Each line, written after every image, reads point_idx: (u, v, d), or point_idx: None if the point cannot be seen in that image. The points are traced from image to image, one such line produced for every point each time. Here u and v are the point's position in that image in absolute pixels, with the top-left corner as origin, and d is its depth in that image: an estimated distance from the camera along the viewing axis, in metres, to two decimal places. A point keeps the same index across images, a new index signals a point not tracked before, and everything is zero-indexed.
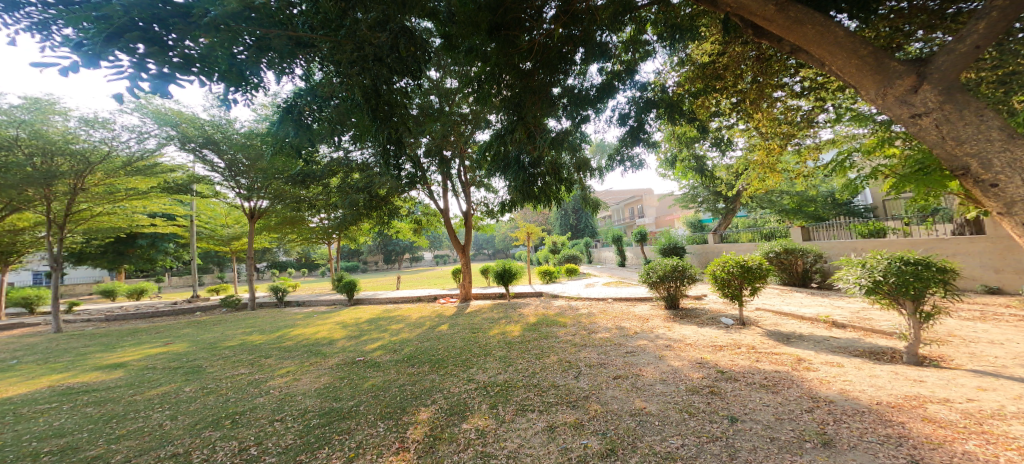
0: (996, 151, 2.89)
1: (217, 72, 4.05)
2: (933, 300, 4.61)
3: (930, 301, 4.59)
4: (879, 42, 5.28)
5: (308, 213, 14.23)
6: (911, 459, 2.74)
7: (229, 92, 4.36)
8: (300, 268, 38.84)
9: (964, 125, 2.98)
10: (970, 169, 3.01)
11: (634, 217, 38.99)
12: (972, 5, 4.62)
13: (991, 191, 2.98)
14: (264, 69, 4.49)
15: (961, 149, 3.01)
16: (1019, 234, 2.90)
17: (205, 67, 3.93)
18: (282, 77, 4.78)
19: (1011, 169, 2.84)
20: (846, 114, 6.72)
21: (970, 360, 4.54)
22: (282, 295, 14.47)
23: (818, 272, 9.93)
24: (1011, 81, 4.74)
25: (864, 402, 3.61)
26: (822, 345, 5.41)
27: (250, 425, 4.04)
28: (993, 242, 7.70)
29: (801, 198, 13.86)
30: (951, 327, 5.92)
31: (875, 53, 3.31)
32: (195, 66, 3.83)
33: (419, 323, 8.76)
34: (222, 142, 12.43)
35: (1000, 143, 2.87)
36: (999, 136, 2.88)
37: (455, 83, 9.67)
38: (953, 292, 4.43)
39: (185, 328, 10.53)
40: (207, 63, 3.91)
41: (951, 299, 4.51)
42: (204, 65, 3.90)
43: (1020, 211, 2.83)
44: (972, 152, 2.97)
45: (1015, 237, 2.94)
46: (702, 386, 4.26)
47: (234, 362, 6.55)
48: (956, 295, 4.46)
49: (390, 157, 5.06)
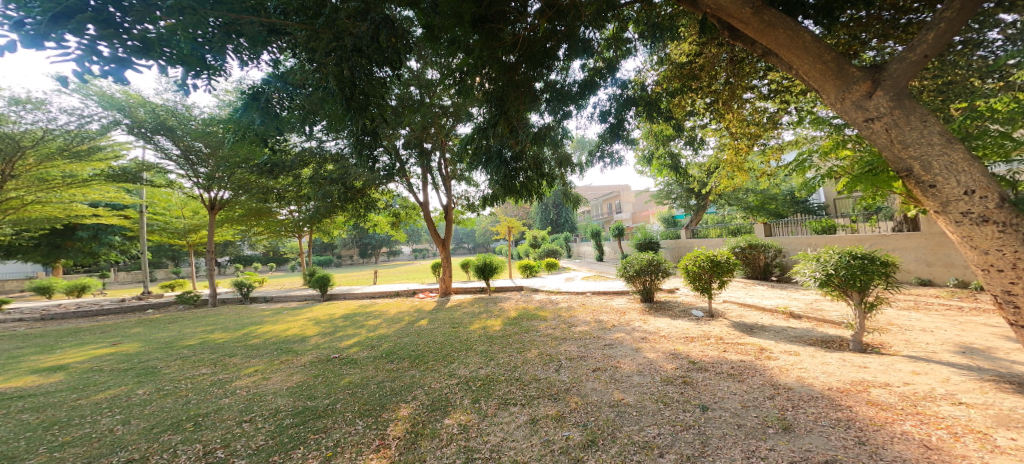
0: (936, 154, 3.22)
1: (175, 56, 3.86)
2: (877, 291, 5.00)
3: (874, 293, 4.99)
4: (838, 48, 5.69)
5: (275, 205, 13.54)
6: (858, 440, 2.99)
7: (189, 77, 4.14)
8: (266, 262, 37.01)
9: (910, 130, 3.29)
10: (912, 171, 3.35)
11: (612, 212, 39.81)
12: (921, 17, 5.02)
13: (929, 192, 3.34)
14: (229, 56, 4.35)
15: (906, 152, 3.33)
16: (952, 231, 3.35)
17: (165, 52, 3.74)
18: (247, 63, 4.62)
19: (948, 171, 3.18)
20: (807, 117, 7.16)
21: (907, 347, 4.96)
22: (248, 291, 13.75)
23: (778, 266, 10.58)
24: (949, 91, 5.27)
25: (817, 388, 3.89)
26: (781, 335, 5.78)
27: (216, 427, 3.85)
28: (926, 238, 8.45)
29: (763, 196, 14.66)
30: (890, 316, 6.49)
31: (836, 59, 3.59)
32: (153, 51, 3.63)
33: (396, 318, 8.62)
34: (176, 128, 11.51)
35: (940, 147, 3.21)
36: (939, 141, 3.22)
37: (436, 75, 9.39)
38: (895, 284, 4.83)
39: (135, 328, 9.82)
40: (166, 47, 3.73)
41: (892, 290, 4.92)
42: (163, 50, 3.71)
43: (952, 210, 3.24)
44: (915, 155, 3.29)
45: (947, 232, 3.40)
46: (676, 377, 4.45)
47: (193, 362, 6.19)
48: (897, 286, 4.88)
49: (364, 147, 5.14)
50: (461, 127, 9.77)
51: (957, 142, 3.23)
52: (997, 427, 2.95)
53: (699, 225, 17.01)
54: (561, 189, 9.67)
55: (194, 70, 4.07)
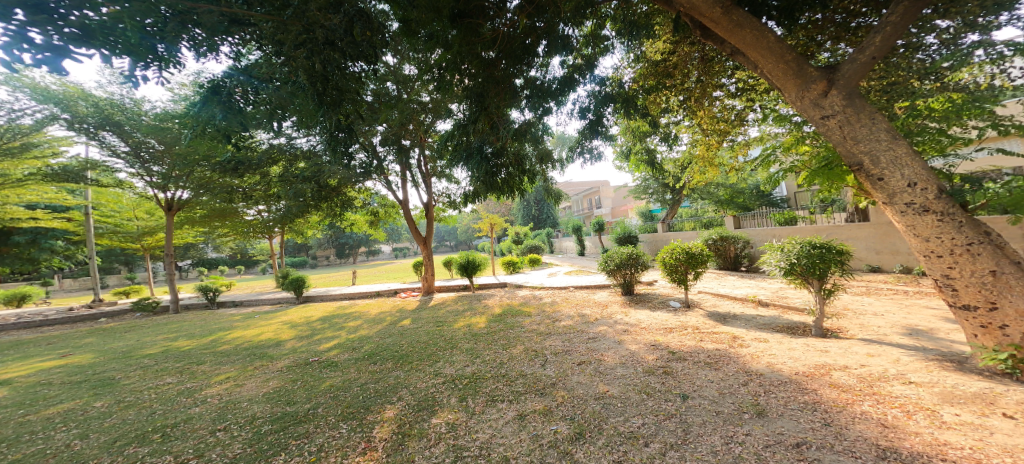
0: (883, 149, 3.65)
1: (120, 46, 3.64)
2: (833, 278, 5.34)
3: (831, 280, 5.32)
4: (797, 49, 5.95)
5: (240, 204, 12.91)
6: (824, 421, 3.18)
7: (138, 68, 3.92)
8: (233, 265, 35.33)
9: (860, 127, 3.72)
10: (863, 165, 3.77)
11: (593, 207, 40.57)
12: (869, 20, 5.37)
13: (877, 184, 3.76)
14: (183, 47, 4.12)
15: (857, 147, 3.76)
16: (897, 220, 3.79)
17: (108, 42, 3.53)
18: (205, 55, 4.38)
19: (892, 165, 3.62)
20: (770, 114, 7.45)
21: (861, 330, 5.34)
22: (214, 295, 13.08)
23: (747, 257, 11.08)
24: (892, 91, 5.72)
25: (785, 373, 4.12)
26: (751, 323, 6.07)
27: (187, 437, 3.66)
28: (875, 227, 9.08)
29: (732, 190, 15.29)
30: (846, 301, 6.97)
31: (796, 60, 3.97)
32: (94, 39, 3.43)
33: (378, 318, 8.45)
34: (125, 124, 10.72)
35: (886, 143, 3.64)
36: (885, 137, 3.65)
37: (414, 70, 9.19)
38: (849, 271, 5.18)
39: (87, 338, 9.14)
40: (110, 36, 3.51)
41: (846, 277, 5.27)
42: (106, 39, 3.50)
43: (897, 201, 3.67)
44: (865, 151, 3.72)
45: (893, 222, 3.83)
46: (657, 367, 4.59)
47: (156, 372, 5.84)
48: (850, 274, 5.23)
49: (339, 143, 4.99)
50: (440, 123, 9.65)
51: (901, 138, 3.68)
52: (943, 403, 3.20)
53: (675, 218, 17.67)
54: (542, 185, 9.72)
55: (143, 61, 3.84)
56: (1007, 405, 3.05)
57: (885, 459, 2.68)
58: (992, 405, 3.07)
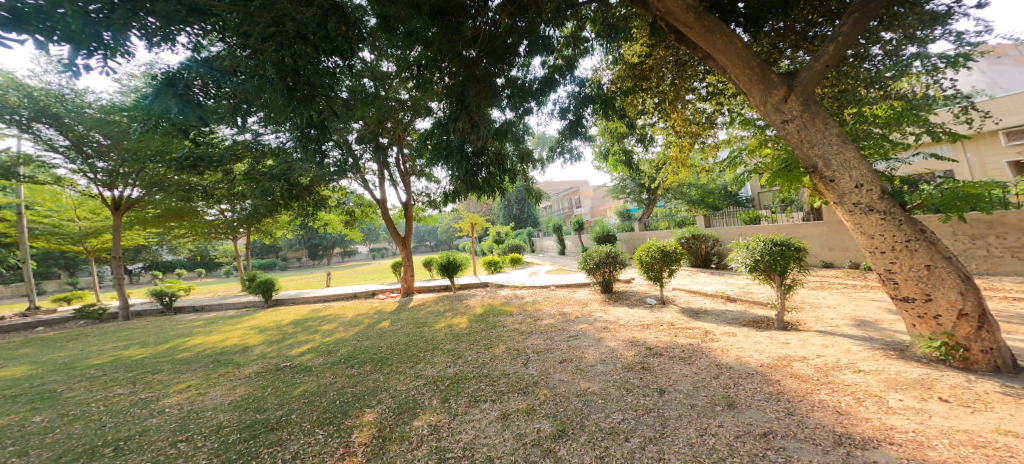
0: (834, 152, 3.91)
1: (58, 32, 3.41)
2: (792, 274, 5.64)
3: (790, 276, 5.61)
4: (762, 55, 6.23)
5: (199, 204, 12.17)
6: (787, 410, 3.34)
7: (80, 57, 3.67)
8: (192, 267, 33.31)
9: (815, 131, 3.97)
10: (817, 167, 4.02)
11: (572, 207, 41.10)
12: (824, 31, 5.69)
13: (829, 185, 4.01)
14: (136, 37, 3.89)
15: (812, 150, 4.01)
16: (846, 219, 4.02)
17: (44, 27, 3.34)
18: (161, 46, 4.13)
19: (841, 168, 3.88)
20: (737, 118, 7.80)
21: (817, 322, 5.68)
22: (171, 300, 12.25)
23: (716, 255, 11.54)
24: (842, 98, 6.12)
25: (752, 365, 4.31)
26: (721, 317, 6.32)
27: (143, 450, 3.41)
28: (828, 226, 9.68)
29: (703, 191, 15.91)
30: (804, 295, 7.40)
31: (761, 66, 4.17)
32: (27, 24, 3.26)
33: (354, 321, 8.18)
34: (65, 116, 9.85)
35: (837, 146, 3.89)
36: (836, 141, 3.91)
37: (392, 66, 8.95)
38: (805, 267, 5.49)
39: (25, 349, 8.35)
40: (46, 21, 3.33)
41: (803, 273, 5.58)
42: (41, 24, 3.31)
43: (846, 201, 3.92)
44: (818, 154, 3.98)
45: (843, 221, 4.06)
46: (635, 363, 4.69)
47: (105, 383, 5.40)
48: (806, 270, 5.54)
49: (311, 141, 4.81)
50: (419, 122, 9.45)
51: (850, 143, 3.95)
52: (888, 390, 3.43)
53: (650, 218, 18.19)
54: (523, 185, 9.73)
55: (84, 50, 3.60)
56: (943, 389, 3.32)
57: (842, 444, 2.84)
58: (930, 390, 3.32)
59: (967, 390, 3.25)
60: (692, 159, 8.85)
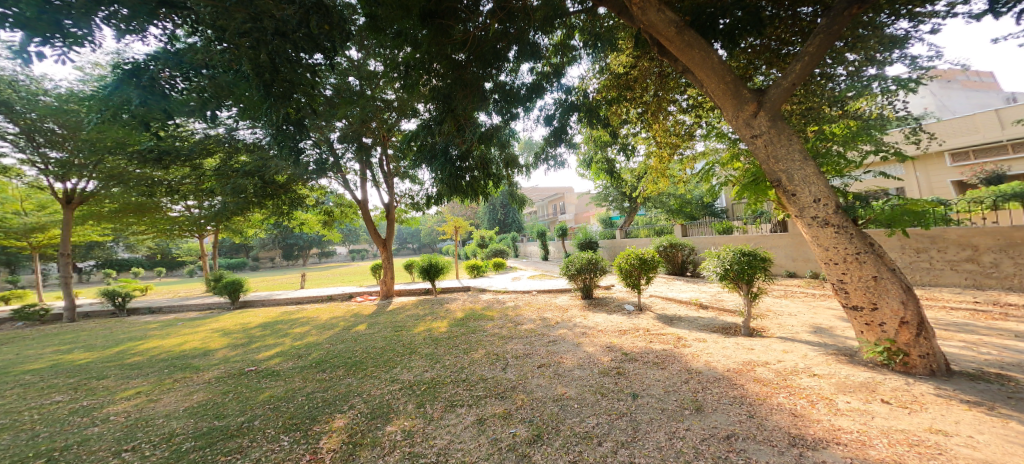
0: (796, 168, 4.10)
1: (12, 18, 3.31)
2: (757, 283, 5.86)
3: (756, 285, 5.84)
4: (739, 70, 6.50)
5: (163, 199, 11.51)
6: (749, 413, 3.45)
7: (33, 44, 3.51)
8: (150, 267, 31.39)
9: (780, 146, 4.16)
10: (781, 181, 4.22)
11: (556, 213, 41.48)
12: (793, 50, 6.02)
13: (791, 199, 4.19)
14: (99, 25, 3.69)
15: (777, 165, 4.21)
16: (806, 230, 4.20)
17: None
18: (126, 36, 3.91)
19: (802, 183, 4.08)
20: (713, 131, 8.11)
21: (779, 329, 5.92)
22: (124, 301, 11.47)
23: (691, 263, 11.88)
24: (807, 115, 6.49)
25: (719, 370, 4.44)
26: (694, 324, 6.49)
27: (82, 461, 3.17)
28: (791, 238, 10.14)
29: (682, 201, 16.43)
30: (769, 303, 7.71)
31: (734, 82, 4.35)
32: None
33: (329, 324, 7.90)
34: (15, 102, 9.17)
35: (799, 162, 4.09)
36: (799, 157, 4.10)
37: (379, 66, 8.73)
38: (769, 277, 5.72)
39: None
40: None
41: (768, 281, 5.81)
42: None
43: (806, 214, 4.11)
44: (781, 168, 4.17)
45: (803, 232, 4.24)
46: (611, 368, 4.74)
47: (44, 389, 4.98)
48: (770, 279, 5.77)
49: (288, 137, 4.69)
50: (404, 123, 9.28)
51: (811, 159, 4.15)
52: (839, 393, 3.60)
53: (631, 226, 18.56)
54: (507, 189, 9.71)
55: (41, 37, 3.48)
56: (886, 392, 3.51)
57: (795, 445, 2.95)
58: (874, 393, 3.51)
59: (906, 392, 3.46)
60: (671, 169, 9.11)
